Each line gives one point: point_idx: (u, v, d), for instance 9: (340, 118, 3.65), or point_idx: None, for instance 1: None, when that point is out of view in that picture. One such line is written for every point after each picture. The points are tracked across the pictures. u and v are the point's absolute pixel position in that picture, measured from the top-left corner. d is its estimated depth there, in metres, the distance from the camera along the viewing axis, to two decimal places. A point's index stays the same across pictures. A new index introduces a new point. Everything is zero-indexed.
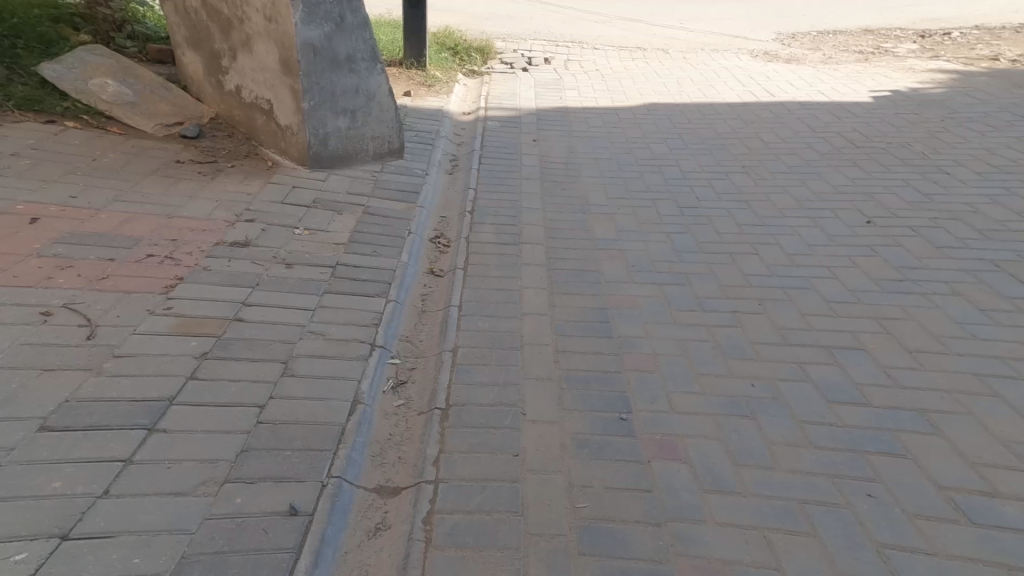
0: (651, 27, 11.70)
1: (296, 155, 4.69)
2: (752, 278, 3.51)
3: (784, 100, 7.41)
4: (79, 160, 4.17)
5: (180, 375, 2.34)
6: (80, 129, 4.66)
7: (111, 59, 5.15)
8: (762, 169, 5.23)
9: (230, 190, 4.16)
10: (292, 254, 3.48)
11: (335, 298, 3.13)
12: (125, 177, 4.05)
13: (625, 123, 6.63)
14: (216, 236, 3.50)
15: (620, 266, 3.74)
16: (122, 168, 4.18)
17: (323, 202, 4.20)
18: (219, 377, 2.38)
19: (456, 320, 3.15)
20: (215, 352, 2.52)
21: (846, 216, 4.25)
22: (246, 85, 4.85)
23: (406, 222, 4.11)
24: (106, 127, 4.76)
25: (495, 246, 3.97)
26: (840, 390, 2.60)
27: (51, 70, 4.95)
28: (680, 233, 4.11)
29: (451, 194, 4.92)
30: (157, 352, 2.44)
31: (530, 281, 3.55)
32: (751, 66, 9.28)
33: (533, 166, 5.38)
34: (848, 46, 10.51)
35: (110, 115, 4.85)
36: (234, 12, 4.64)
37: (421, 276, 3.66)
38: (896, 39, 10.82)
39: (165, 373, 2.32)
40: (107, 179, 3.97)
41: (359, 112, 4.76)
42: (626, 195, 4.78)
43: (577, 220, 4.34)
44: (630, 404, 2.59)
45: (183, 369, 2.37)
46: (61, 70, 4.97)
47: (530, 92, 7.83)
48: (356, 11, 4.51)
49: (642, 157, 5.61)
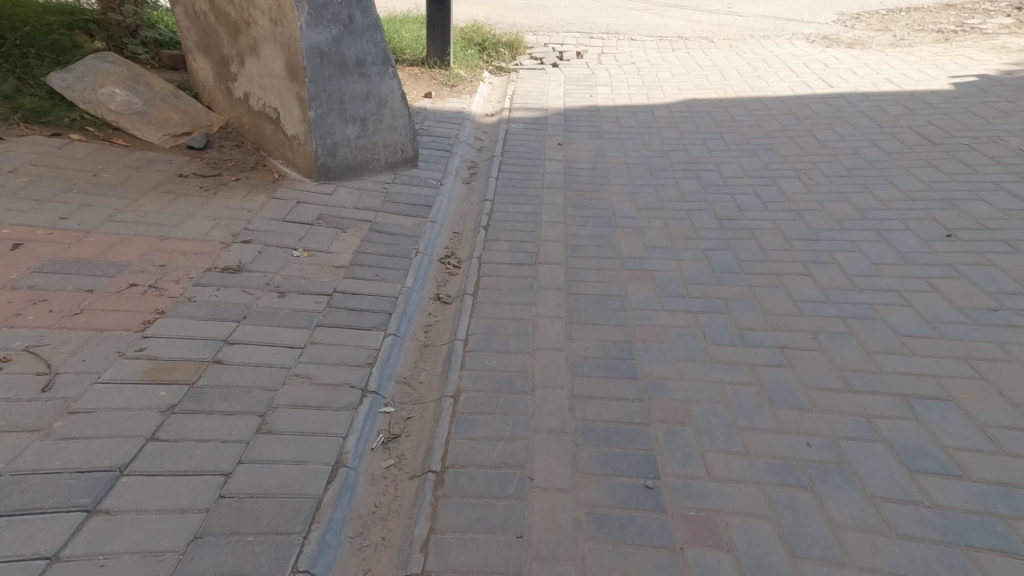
0: (695, 13, 11.05)
1: (303, 166, 4.41)
2: (806, 304, 3.03)
3: (842, 91, 6.76)
4: (77, 176, 4.00)
5: (140, 435, 2.06)
6: (86, 141, 4.50)
7: (122, 66, 4.97)
8: (818, 172, 4.68)
9: (231, 206, 3.90)
10: (287, 280, 3.20)
11: (327, 333, 2.84)
12: (123, 194, 3.83)
13: (661, 123, 6.14)
14: (209, 259, 3.24)
15: (649, 291, 3.32)
16: (121, 184, 3.98)
17: (328, 218, 3.92)
18: (184, 436, 2.09)
19: (460, 358, 2.82)
20: (185, 403, 2.23)
21: (920, 229, 3.69)
22: (254, 93, 4.60)
23: (414, 240, 3.80)
24: (113, 139, 4.58)
25: (508, 267, 3.62)
26: (927, 455, 2.11)
27: (60, 79, 4.79)
28: (719, 251, 3.66)
29: (467, 205, 4.59)
30: (120, 404, 2.17)
31: (546, 308, 3.20)
32: (806, 53, 8.58)
33: (558, 173, 4.98)
34: (923, 26, 9.61)
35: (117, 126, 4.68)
36: (241, 15, 4.37)
37: (427, 303, 3.35)
38: (984, 15, 9.87)
39: (122, 434, 2.05)
40: (102, 196, 3.77)
41: (370, 119, 4.46)
42: (660, 205, 4.33)
43: (602, 237, 3.94)
44: (659, 466, 2.15)
45: (144, 427, 2.09)
46: (71, 79, 4.81)
47: (560, 89, 7.41)
48: (366, 12, 4.18)
49: (679, 162, 5.14)
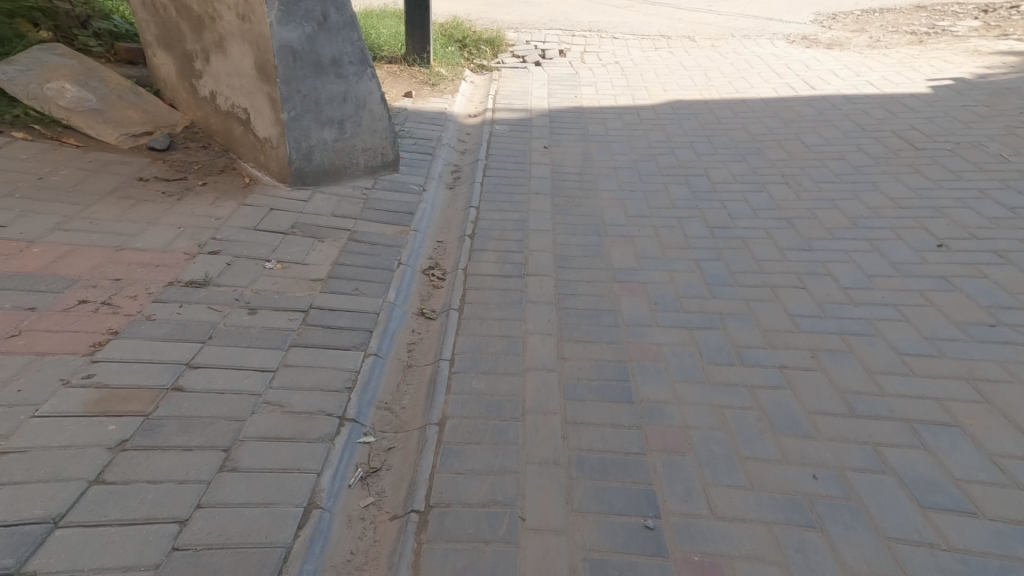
0: (676, 12, 10.97)
1: (276, 170, 4.20)
2: (803, 319, 2.92)
3: (826, 93, 6.72)
4: (24, 179, 3.73)
5: (81, 478, 1.86)
6: (33, 141, 4.20)
7: (72, 59, 4.67)
8: (806, 178, 4.59)
9: (198, 213, 3.68)
10: (259, 296, 3.02)
11: (303, 354, 2.66)
12: (75, 200, 3.58)
13: (647, 125, 6.02)
14: (171, 273, 3.03)
15: (641, 304, 3.20)
16: (72, 188, 3.71)
17: (303, 227, 3.74)
18: (134, 478, 1.90)
19: (446, 381, 2.67)
20: (137, 438, 2.03)
21: (912, 238, 3.61)
22: (221, 92, 4.37)
23: (396, 251, 3.64)
24: (64, 138, 4.29)
25: (495, 280, 3.47)
26: (939, 490, 2.00)
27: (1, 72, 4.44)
28: (711, 261, 3.54)
29: (451, 212, 4.42)
30: (59, 442, 1.96)
31: (535, 325, 3.07)
32: (788, 54, 8.54)
33: (544, 177, 4.83)
34: (899, 27, 9.65)
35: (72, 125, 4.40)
36: (205, 9, 4.13)
37: (409, 319, 3.18)
38: (954, 17, 9.96)
39: (60, 478, 1.85)
40: (52, 202, 3.50)
41: (348, 121, 4.26)
42: (650, 212, 4.20)
43: (591, 246, 3.80)
44: (659, 503, 2.01)
45: (85, 469, 1.90)
46: (15, 71, 4.47)
47: (544, 88, 7.25)
48: (341, 9, 3.98)
49: (666, 166, 5.02)
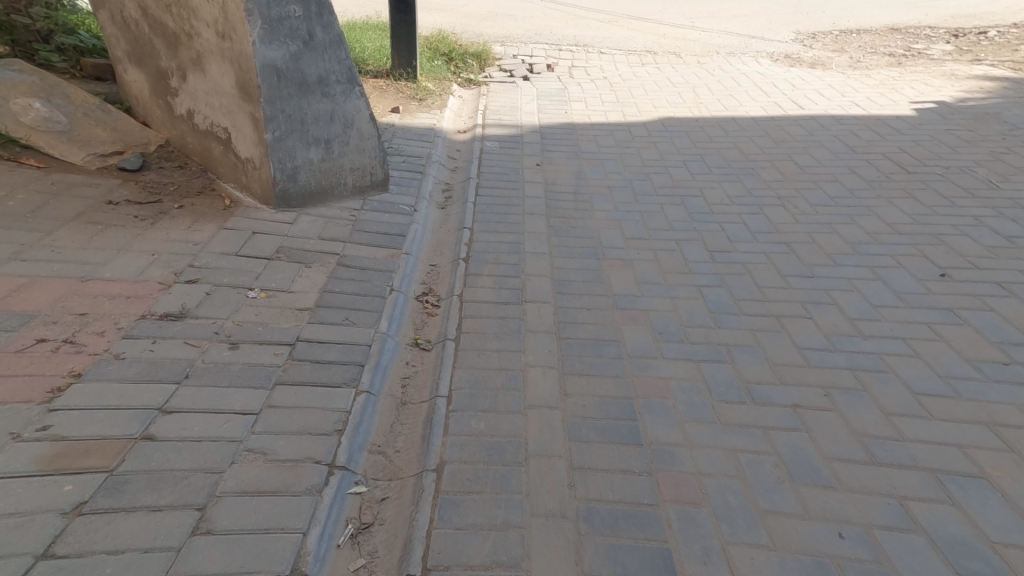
0: (660, 27, 11.02)
1: (259, 191, 4.05)
2: (812, 352, 2.82)
3: (814, 113, 6.74)
4: None
5: (31, 552, 1.72)
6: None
7: (33, 75, 4.45)
8: (802, 200, 4.54)
9: (173, 239, 3.61)
10: (241, 329, 2.88)
11: (289, 393, 2.51)
12: (36, 226, 3.52)
13: (638, 143, 5.96)
14: (141, 306, 2.93)
15: (644, 334, 3.09)
16: (32, 214, 3.63)
17: (288, 252, 3.61)
18: (93, 547, 1.76)
19: (443, 420, 2.52)
20: (97, 499, 1.89)
21: (913, 266, 3.56)
22: (199, 110, 4.21)
23: (387, 276, 3.49)
24: (23, 158, 4.13)
25: (492, 307, 3.33)
26: (971, 552, 1.91)
27: None
28: (714, 288, 3.44)
29: (443, 233, 4.29)
30: (9, 506, 1.83)
31: (535, 357, 2.94)
32: (773, 72, 8.59)
33: (538, 197, 4.71)
34: (876, 48, 9.80)
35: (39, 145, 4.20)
36: (181, 25, 3.97)
37: (403, 350, 3.03)
38: (927, 39, 10.16)
39: (7, 552, 1.71)
40: (11, 228, 3.45)
41: (335, 140, 4.12)
42: (647, 235, 4.11)
43: (590, 270, 3.68)
44: (676, 564, 1.90)
45: (36, 539, 1.75)
46: None
47: (532, 104, 7.18)
48: (328, 27, 3.84)
49: (661, 186, 4.95)
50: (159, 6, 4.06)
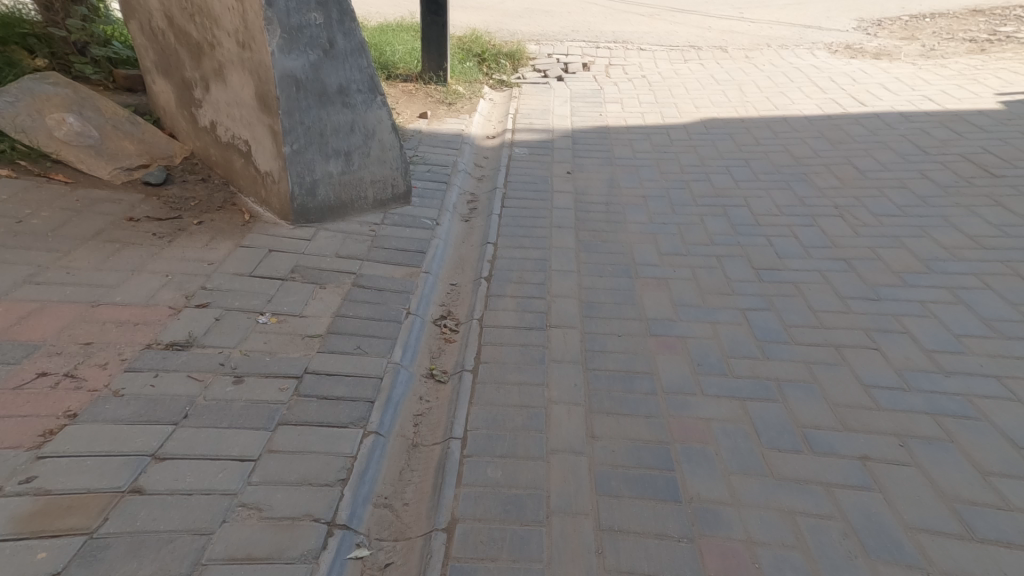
0: (705, 20, 10.50)
1: (277, 207, 3.89)
2: (880, 391, 2.47)
3: (877, 110, 6.20)
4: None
5: None
6: (16, 179, 3.85)
7: (66, 87, 4.27)
8: (862, 210, 4.08)
9: (189, 258, 3.39)
10: (248, 359, 2.68)
11: (291, 435, 2.30)
12: (54, 244, 3.30)
13: (678, 147, 5.59)
14: (149, 334, 2.72)
15: (681, 366, 2.81)
16: (53, 232, 3.40)
17: (303, 271, 3.44)
18: None
19: (456, 468, 2.29)
20: (72, 569, 1.72)
21: (1004, 288, 3.12)
22: (222, 122, 4.06)
23: (404, 299, 3.30)
24: (51, 174, 3.94)
25: (514, 332, 3.14)
26: None
27: None
28: (760, 311, 3.12)
29: (466, 249, 4.07)
30: None
31: (560, 393, 2.71)
32: (830, 65, 8.01)
33: (567, 208, 4.46)
34: (955, 33, 9.07)
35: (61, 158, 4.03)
36: (204, 34, 3.81)
37: (417, 382, 2.82)
38: (1018, 22, 9.32)
39: None
40: (29, 248, 3.22)
41: (355, 152, 3.93)
42: (686, 249, 3.82)
43: (622, 291, 3.46)
44: None
45: None
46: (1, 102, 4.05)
47: (566, 106, 6.87)
48: (349, 34, 3.64)
49: (702, 194, 4.58)
50: (183, 15, 3.91)
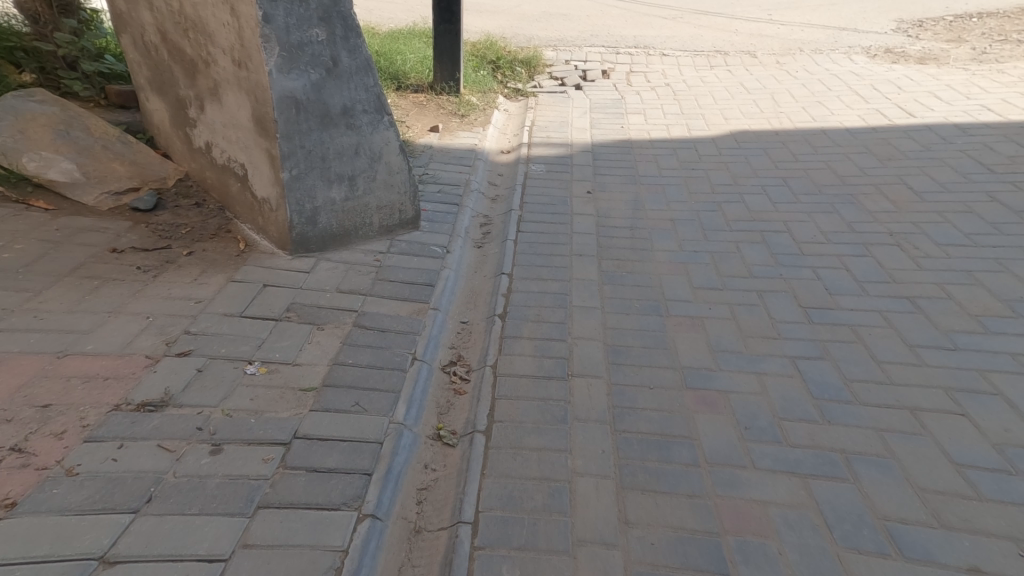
0: (731, 22, 10.10)
1: (275, 236, 3.55)
2: (973, 470, 2.18)
3: (929, 121, 5.86)
4: None
5: None
6: None
7: (55, 106, 3.92)
8: (924, 238, 3.85)
9: (175, 295, 3.03)
10: (229, 421, 2.32)
11: (272, 524, 1.95)
12: (26, 283, 2.96)
13: (707, 163, 5.20)
14: (118, 392, 2.36)
15: (726, 430, 2.46)
16: (28, 268, 3.07)
17: (300, 310, 3.08)
18: None
19: (465, 566, 1.94)
20: None
21: None
22: (217, 144, 3.71)
23: (410, 342, 2.96)
24: (31, 201, 3.62)
25: (532, 383, 2.77)
26: None
27: None
28: (813, 361, 2.82)
29: (478, 280, 3.73)
30: None
31: (585, 462, 2.34)
32: (870, 71, 7.59)
33: (588, 233, 4.12)
34: (1008, 35, 8.74)
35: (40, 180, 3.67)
36: (198, 51, 3.47)
37: (421, 447, 2.47)
38: None
39: None
40: None
41: (360, 176, 3.60)
42: (721, 283, 3.50)
43: (651, 332, 3.12)
44: None
45: None
46: None
47: (586, 117, 6.53)
48: (355, 50, 3.33)
49: (735, 219, 4.23)
50: (176, 30, 3.55)
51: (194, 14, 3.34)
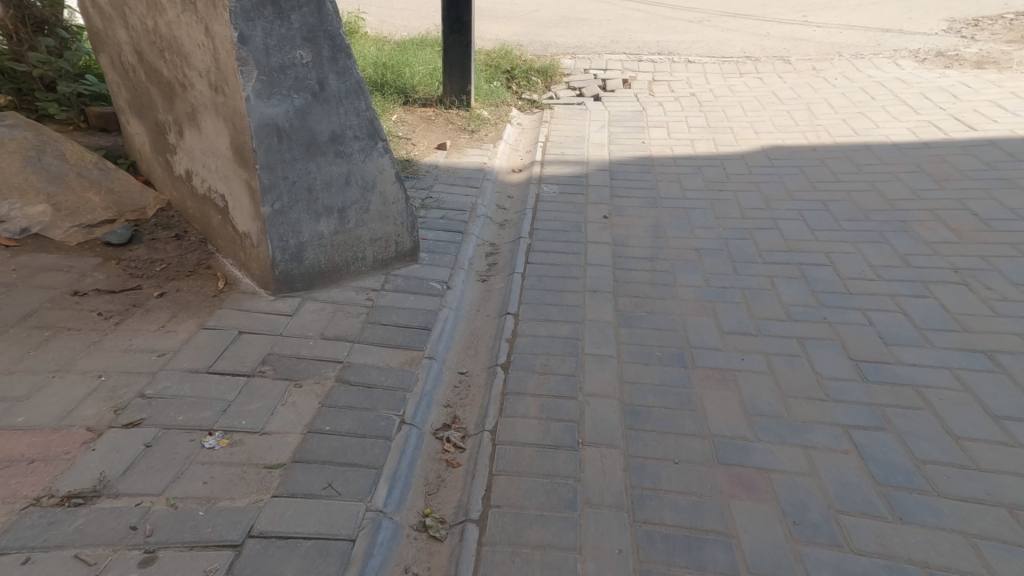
0: (762, 26, 9.58)
1: (256, 273, 3.21)
2: None
3: (990, 135, 5.31)
4: None
5: None
6: None
7: (26, 130, 3.65)
8: (995, 275, 3.36)
9: (134, 348, 2.70)
10: (172, 515, 1.96)
11: None
12: None
13: (738, 182, 4.74)
14: (41, 481, 2.03)
15: (773, 527, 2.03)
16: None
17: (277, 362, 2.73)
18: None
19: None
20: None
21: None
22: (196, 172, 3.40)
23: (398, 401, 2.57)
24: None
25: (536, 456, 2.36)
26: None
27: None
28: (873, 433, 2.37)
29: (481, 320, 3.34)
30: None
31: (599, 568, 1.93)
32: (919, 77, 7.02)
33: (604, 265, 3.70)
34: None
35: (3, 211, 3.39)
36: (174, 73, 3.17)
37: (403, 541, 2.08)
38: None
39: None
40: None
41: (351, 208, 3.25)
42: (755, 327, 3.05)
43: (675, 389, 2.69)
44: None
45: None
46: None
47: (604, 131, 6.11)
48: (344, 72, 2.97)
49: (770, 248, 3.77)
50: (152, 50, 3.26)
51: (169, 32, 3.04)
